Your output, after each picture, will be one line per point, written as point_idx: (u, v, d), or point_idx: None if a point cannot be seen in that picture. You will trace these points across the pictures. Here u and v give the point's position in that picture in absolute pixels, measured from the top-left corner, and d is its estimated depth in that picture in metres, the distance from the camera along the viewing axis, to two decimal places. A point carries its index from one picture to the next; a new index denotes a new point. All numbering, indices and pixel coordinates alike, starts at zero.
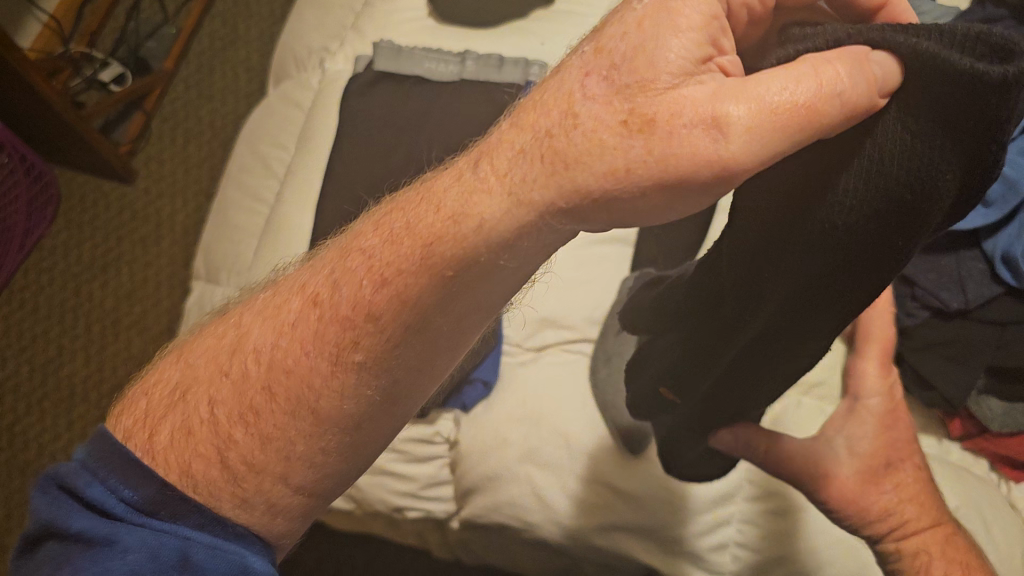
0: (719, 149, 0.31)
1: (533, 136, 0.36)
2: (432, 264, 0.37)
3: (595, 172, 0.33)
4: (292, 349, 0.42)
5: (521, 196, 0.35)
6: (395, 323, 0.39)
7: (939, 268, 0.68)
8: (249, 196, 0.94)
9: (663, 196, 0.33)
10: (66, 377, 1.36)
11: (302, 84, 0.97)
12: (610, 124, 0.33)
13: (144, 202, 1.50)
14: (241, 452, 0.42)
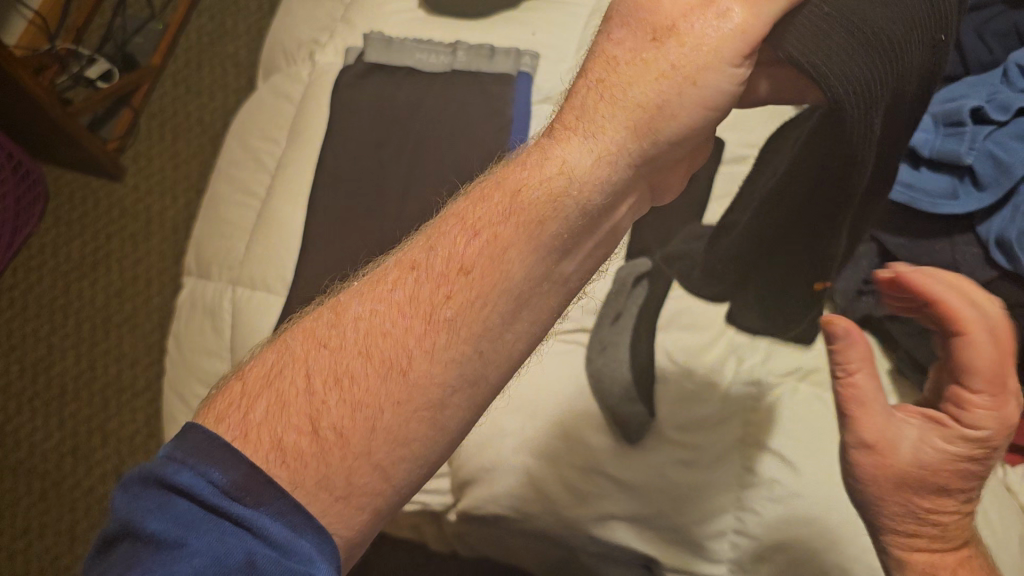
0: (730, 25, 0.39)
1: (594, 91, 0.42)
2: (525, 208, 0.41)
3: (647, 84, 0.40)
4: (386, 312, 0.40)
5: (597, 133, 0.41)
6: (487, 275, 0.40)
7: (933, 253, 0.67)
8: (239, 190, 0.93)
9: (717, 76, 0.40)
10: (56, 375, 1.36)
11: (292, 77, 0.96)
12: (644, 47, 0.41)
13: (133, 199, 1.50)
14: (332, 418, 0.38)
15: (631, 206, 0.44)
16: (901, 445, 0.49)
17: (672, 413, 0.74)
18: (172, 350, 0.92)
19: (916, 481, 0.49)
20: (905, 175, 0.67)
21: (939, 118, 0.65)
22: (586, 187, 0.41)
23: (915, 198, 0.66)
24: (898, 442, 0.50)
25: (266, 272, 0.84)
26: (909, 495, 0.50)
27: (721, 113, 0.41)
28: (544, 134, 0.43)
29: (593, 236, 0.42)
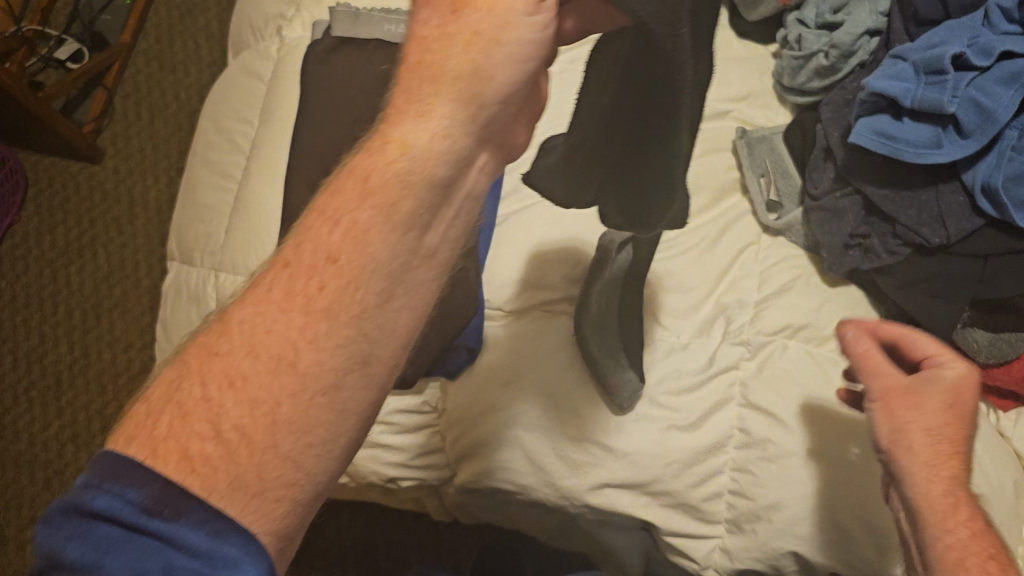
0: None
1: (415, 63, 0.35)
2: (373, 190, 0.35)
3: (454, 53, 0.34)
4: (268, 312, 0.34)
5: (422, 110, 0.35)
6: (355, 265, 0.34)
7: (919, 204, 0.66)
8: (216, 173, 0.91)
9: (519, 29, 0.34)
10: (50, 364, 1.36)
11: (261, 55, 0.93)
12: (443, 13, 0.35)
13: (114, 181, 1.48)
14: (234, 420, 0.33)
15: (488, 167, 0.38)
16: (924, 389, 0.60)
17: (661, 378, 0.73)
18: (161, 339, 0.92)
19: (929, 409, 0.59)
20: (887, 126, 0.65)
21: (921, 67, 0.63)
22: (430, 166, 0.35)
23: (898, 148, 0.64)
24: (922, 389, 0.60)
25: (248, 258, 0.83)
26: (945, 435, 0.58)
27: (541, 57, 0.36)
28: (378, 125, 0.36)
29: (454, 205, 0.36)
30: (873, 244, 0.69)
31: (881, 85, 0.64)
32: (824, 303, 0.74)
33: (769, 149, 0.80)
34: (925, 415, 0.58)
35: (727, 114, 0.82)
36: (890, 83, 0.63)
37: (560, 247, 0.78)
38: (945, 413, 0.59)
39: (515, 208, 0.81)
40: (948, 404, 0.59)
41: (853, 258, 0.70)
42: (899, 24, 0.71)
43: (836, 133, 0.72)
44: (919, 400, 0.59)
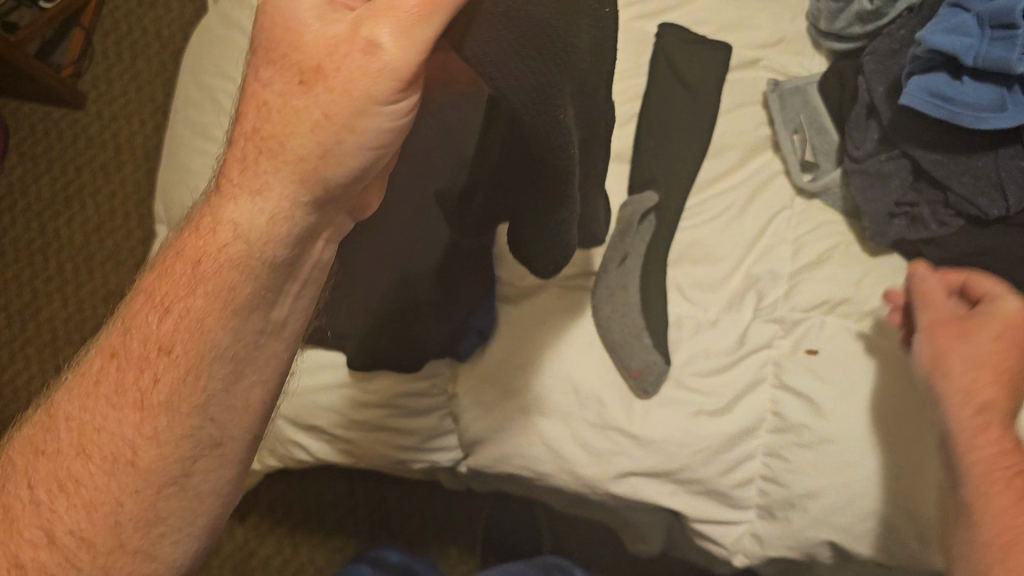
0: (378, 60, 0.37)
1: (248, 139, 0.41)
2: (216, 278, 0.42)
3: (301, 134, 0.39)
4: (110, 409, 0.41)
5: (260, 189, 0.41)
6: (191, 353, 0.42)
7: (974, 171, 0.60)
8: (199, 135, 0.84)
9: (368, 117, 0.39)
10: (45, 321, 1.32)
11: (243, 3, 0.85)
12: (293, 90, 0.39)
13: (99, 126, 1.40)
14: (67, 525, 0.40)
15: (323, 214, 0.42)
16: (949, 371, 0.56)
17: (688, 359, 0.68)
18: None
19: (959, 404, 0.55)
20: (943, 87, 0.58)
21: (985, 17, 0.55)
22: (261, 242, 0.42)
23: (955, 112, 0.57)
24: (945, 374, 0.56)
25: None
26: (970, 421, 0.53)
27: (387, 142, 0.40)
28: (213, 195, 0.43)
29: (298, 280, 0.44)
30: (922, 214, 0.63)
31: (936, 41, 0.57)
32: (866, 274, 0.68)
33: (802, 102, 0.72)
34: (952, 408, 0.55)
35: (756, 62, 0.75)
36: (949, 39, 0.56)
37: None
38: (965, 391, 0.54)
39: None
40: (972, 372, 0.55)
41: (899, 228, 0.64)
42: None
43: (881, 88, 0.65)
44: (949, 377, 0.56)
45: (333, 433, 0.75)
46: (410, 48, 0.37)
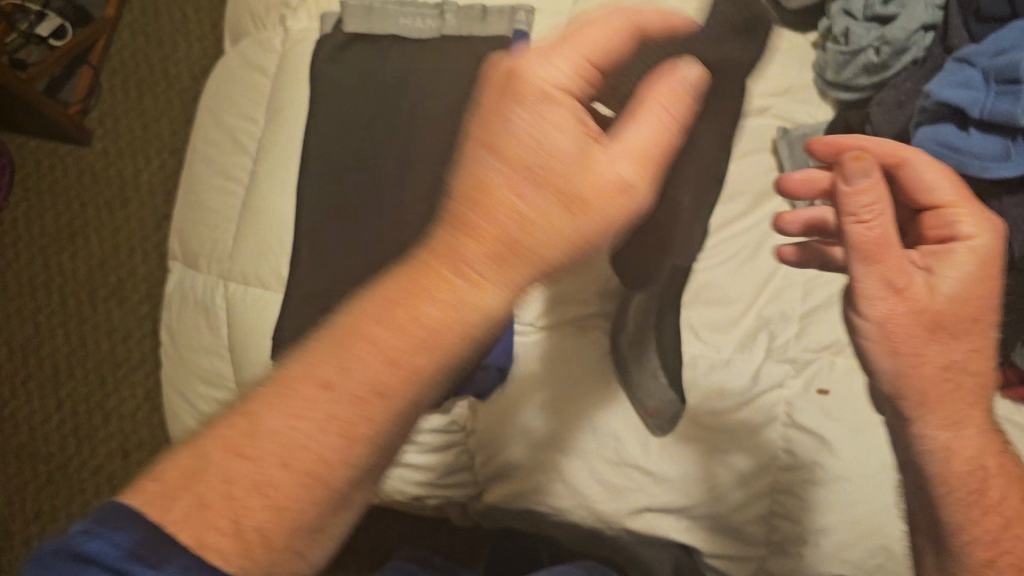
0: (626, 183, 0.37)
1: (473, 250, 0.36)
2: (394, 381, 0.35)
3: (555, 248, 0.36)
4: (303, 427, 0.34)
5: (486, 292, 0.36)
6: (380, 425, 0.35)
7: None
8: (219, 174, 0.86)
9: (608, 232, 0.37)
10: (47, 355, 1.32)
11: (263, 47, 0.87)
12: (548, 203, 0.36)
13: (105, 162, 1.41)
14: (255, 563, 0.33)
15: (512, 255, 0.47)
16: (941, 285, 0.47)
17: (703, 398, 0.70)
18: (167, 344, 0.89)
19: (954, 329, 0.47)
20: (952, 137, 0.60)
21: (991, 74, 0.58)
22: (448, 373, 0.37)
23: (963, 162, 0.60)
24: (939, 286, 0.47)
25: (262, 268, 0.79)
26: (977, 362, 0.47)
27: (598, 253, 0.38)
28: (381, 299, 0.36)
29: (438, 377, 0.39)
30: None
31: (946, 94, 0.60)
32: None
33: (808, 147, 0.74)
34: (942, 326, 0.46)
35: (767, 109, 0.78)
36: (958, 92, 0.59)
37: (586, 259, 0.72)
38: (972, 322, 0.47)
39: None
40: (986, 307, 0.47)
41: None
42: (957, 19, 0.66)
43: (889, 138, 0.67)
44: (948, 291, 0.47)
45: None
46: (647, 170, 0.37)
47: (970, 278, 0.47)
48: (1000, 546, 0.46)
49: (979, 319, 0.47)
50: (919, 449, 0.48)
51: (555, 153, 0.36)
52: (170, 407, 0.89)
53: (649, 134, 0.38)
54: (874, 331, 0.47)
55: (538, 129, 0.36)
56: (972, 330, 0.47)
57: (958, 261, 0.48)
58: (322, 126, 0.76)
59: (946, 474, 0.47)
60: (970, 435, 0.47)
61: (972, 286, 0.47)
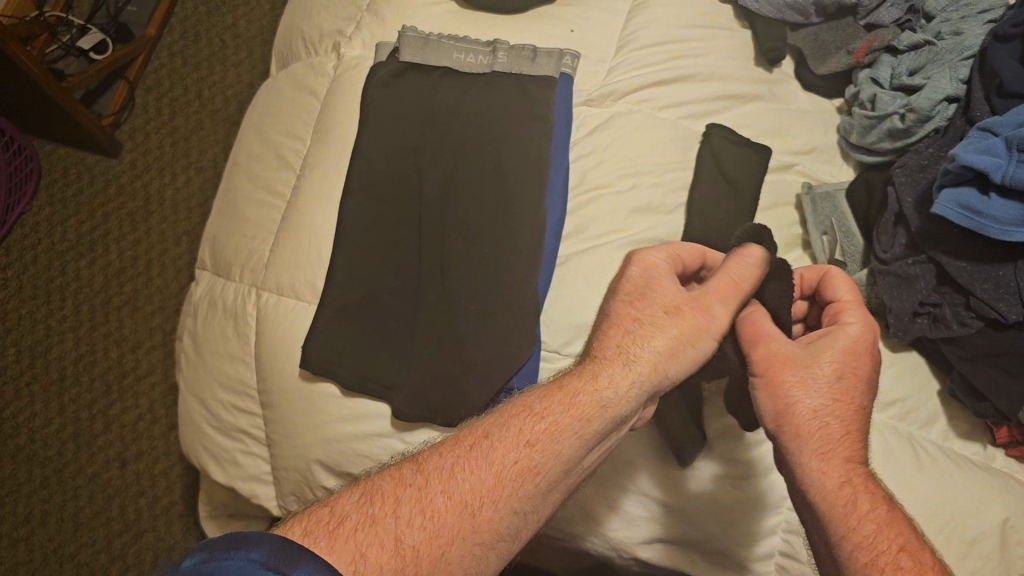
0: (715, 313, 0.58)
1: (607, 349, 0.58)
2: (563, 429, 0.53)
3: (668, 339, 0.57)
4: (467, 464, 0.50)
5: (630, 367, 0.56)
6: (546, 457, 0.52)
7: (996, 278, 0.65)
8: (262, 189, 0.89)
9: (705, 344, 0.58)
10: (54, 360, 1.27)
11: (317, 71, 0.90)
12: (661, 318, 0.58)
13: (131, 175, 1.37)
14: (412, 536, 0.45)
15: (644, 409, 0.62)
16: (814, 351, 0.57)
17: (721, 430, 0.72)
18: (190, 350, 0.91)
19: (818, 383, 0.56)
20: (974, 200, 0.64)
21: (1013, 143, 0.62)
22: (593, 441, 0.54)
23: (983, 224, 0.63)
24: (815, 354, 0.57)
25: (294, 279, 0.81)
26: (838, 412, 0.55)
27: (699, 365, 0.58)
28: (556, 385, 0.56)
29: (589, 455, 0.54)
30: (944, 314, 0.68)
31: (970, 159, 0.63)
32: (885, 366, 0.74)
33: (832, 206, 0.77)
34: (808, 379, 0.56)
35: (791, 166, 0.80)
36: (980, 158, 0.62)
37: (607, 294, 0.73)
38: (834, 380, 0.56)
39: (577, 249, 0.77)
40: (855, 377, 0.57)
41: (922, 326, 0.69)
42: (980, 93, 0.70)
43: (909, 200, 0.71)
44: (814, 359, 0.57)
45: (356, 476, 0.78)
46: (729, 296, 0.59)
47: (841, 350, 0.57)
48: (877, 547, 0.48)
49: (844, 377, 0.56)
50: (798, 476, 0.53)
51: (665, 288, 0.60)
52: (187, 410, 0.91)
53: (723, 282, 0.60)
54: (762, 382, 0.57)
55: (648, 281, 0.61)
56: (835, 383, 0.56)
57: (838, 336, 0.58)
58: (369, 146, 0.80)
59: (821, 498, 0.51)
60: (838, 464, 0.52)
61: (840, 354, 0.57)
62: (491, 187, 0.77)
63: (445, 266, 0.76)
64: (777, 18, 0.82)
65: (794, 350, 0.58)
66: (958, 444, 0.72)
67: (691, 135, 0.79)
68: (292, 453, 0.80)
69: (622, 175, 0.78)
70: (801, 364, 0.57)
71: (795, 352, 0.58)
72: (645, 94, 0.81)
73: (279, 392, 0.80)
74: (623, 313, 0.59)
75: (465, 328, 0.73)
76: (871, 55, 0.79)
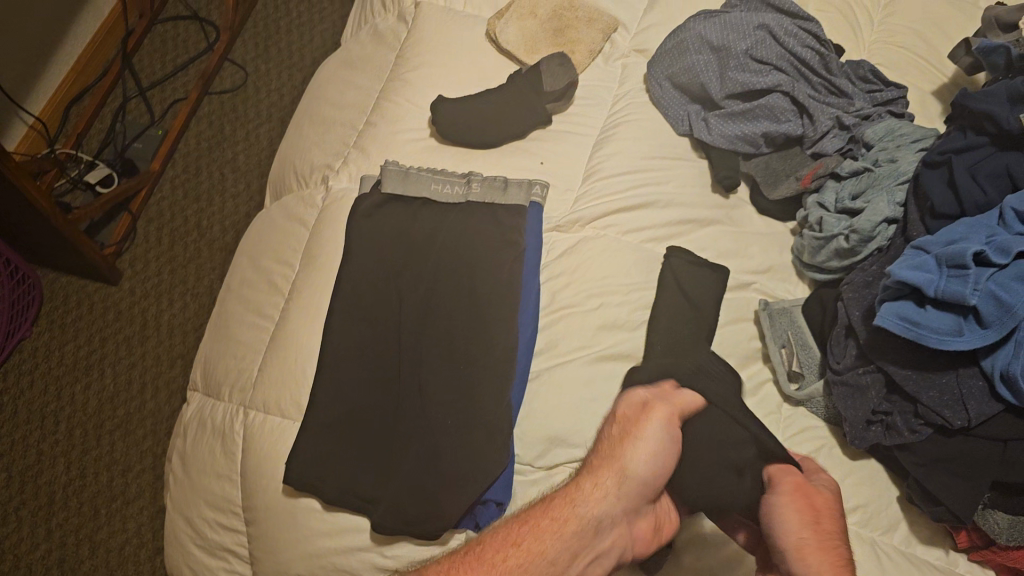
0: (659, 430, 0.72)
1: (587, 477, 0.70)
2: (550, 531, 0.67)
3: (622, 449, 0.71)
4: (478, 562, 0.64)
5: (598, 480, 0.70)
6: (537, 551, 0.66)
7: (939, 385, 0.69)
8: (253, 311, 0.94)
9: (653, 443, 0.71)
10: (44, 484, 1.28)
11: (306, 202, 0.97)
12: (616, 433, 0.73)
13: (130, 303, 1.42)
14: None
15: (642, 528, 0.72)
16: (798, 498, 0.71)
17: None
18: (179, 468, 0.94)
19: (809, 513, 0.70)
20: (911, 313, 0.69)
21: (943, 259, 0.67)
22: (573, 540, 0.67)
23: (922, 334, 0.68)
24: (803, 504, 0.70)
25: (280, 398, 0.85)
26: (819, 531, 0.69)
27: (658, 464, 0.72)
28: (550, 499, 0.69)
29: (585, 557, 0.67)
30: (895, 422, 0.72)
31: (905, 274, 0.68)
32: (845, 474, 0.76)
33: (789, 320, 0.82)
34: (802, 513, 0.70)
35: (750, 284, 0.85)
36: (914, 274, 0.68)
37: (580, 407, 0.78)
38: (817, 516, 0.69)
39: (548, 364, 0.81)
40: (828, 513, 0.71)
41: (876, 433, 0.73)
42: (915, 215, 0.76)
43: (857, 313, 0.75)
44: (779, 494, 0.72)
45: None
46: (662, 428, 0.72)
47: (816, 495, 0.71)
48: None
49: (821, 508, 0.70)
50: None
51: (629, 420, 0.73)
52: (174, 528, 0.92)
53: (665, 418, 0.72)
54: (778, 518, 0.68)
55: (628, 416, 0.73)
56: (817, 511, 0.70)
57: (809, 487, 0.72)
58: (354, 271, 0.85)
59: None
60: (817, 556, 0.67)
61: (809, 504, 0.70)
62: (466, 307, 0.82)
63: (423, 383, 0.79)
64: (730, 150, 0.89)
65: (791, 502, 0.71)
66: (921, 548, 0.75)
67: (652, 258, 0.85)
68: (274, 571, 0.81)
69: (589, 294, 0.83)
70: (791, 508, 0.70)
71: (801, 512, 0.70)
72: (611, 219, 0.87)
73: (263, 509, 0.82)
74: (616, 419, 0.74)
75: (443, 441, 0.77)
76: (817, 180, 0.86)
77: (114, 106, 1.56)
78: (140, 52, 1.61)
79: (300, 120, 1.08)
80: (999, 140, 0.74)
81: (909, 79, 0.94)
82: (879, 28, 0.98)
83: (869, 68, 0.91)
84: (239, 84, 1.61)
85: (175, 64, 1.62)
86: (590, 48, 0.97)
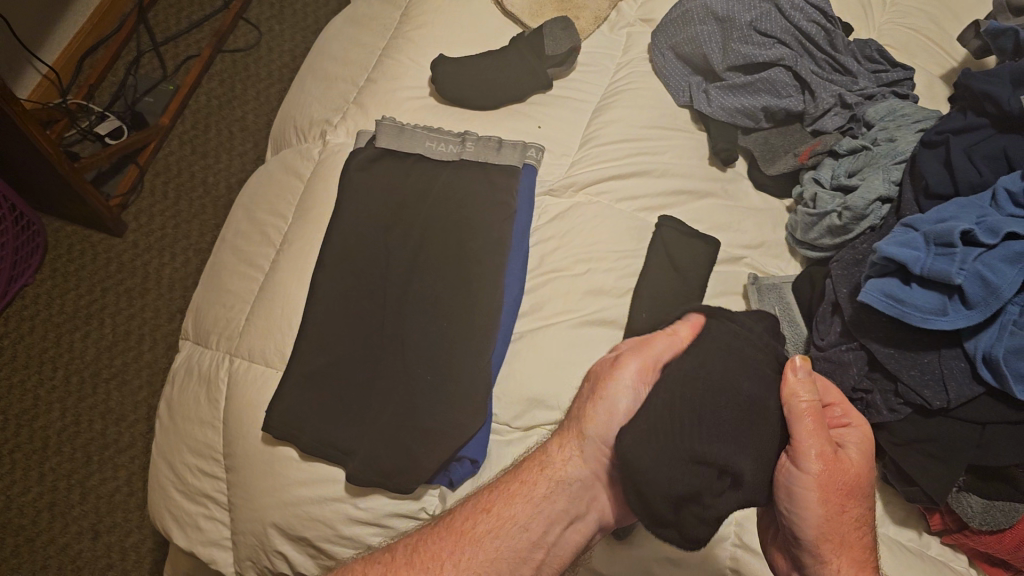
0: (635, 370, 0.65)
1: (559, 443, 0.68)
2: (516, 503, 0.66)
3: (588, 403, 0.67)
4: (456, 534, 0.65)
5: (563, 446, 0.68)
6: (505, 521, 0.65)
7: (921, 365, 0.68)
8: (244, 262, 0.94)
9: (626, 393, 0.65)
10: (38, 428, 1.29)
11: (303, 155, 0.97)
12: (586, 389, 0.69)
13: (132, 255, 1.42)
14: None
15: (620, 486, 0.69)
16: (803, 463, 0.61)
17: None
18: (164, 414, 0.94)
19: (824, 483, 0.61)
20: (896, 290, 0.68)
21: (931, 237, 0.67)
22: (542, 504, 0.66)
23: (905, 312, 0.67)
24: (806, 471, 0.61)
25: (265, 347, 0.85)
26: (834, 502, 0.61)
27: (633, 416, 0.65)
28: (511, 476, 0.68)
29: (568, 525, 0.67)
30: (874, 400, 0.71)
31: (892, 251, 0.68)
32: None
33: (778, 295, 0.81)
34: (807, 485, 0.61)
35: (741, 258, 0.85)
36: (902, 250, 0.67)
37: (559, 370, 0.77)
38: (829, 485, 0.61)
39: (531, 327, 0.81)
40: (841, 476, 0.62)
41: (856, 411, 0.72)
42: (910, 195, 0.76)
43: (844, 290, 0.75)
44: (760, 468, 0.60)
45: (314, 542, 0.79)
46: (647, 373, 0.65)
47: (818, 456, 0.61)
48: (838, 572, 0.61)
49: (835, 470, 0.61)
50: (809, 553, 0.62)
51: (601, 366, 0.69)
52: (155, 473, 0.93)
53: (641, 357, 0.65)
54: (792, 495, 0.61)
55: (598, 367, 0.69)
56: (827, 477, 0.61)
57: (809, 446, 0.61)
58: (344, 225, 0.85)
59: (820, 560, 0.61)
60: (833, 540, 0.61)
61: (831, 483, 0.61)
62: (455, 266, 0.82)
63: (406, 338, 0.79)
64: (730, 122, 0.88)
65: (795, 469, 0.61)
66: (894, 528, 0.74)
67: (643, 227, 0.84)
68: (249, 518, 0.81)
69: (579, 259, 0.82)
70: (793, 475, 0.62)
71: (801, 478, 0.61)
72: (604, 186, 0.86)
73: (242, 456, 0.83)
74: (599, 370, 0.68)
75: (422, 397, 0.77)
76: (814, 158, 0.85)
77: (127, 59, 1.56)
78: (155, 6, 1.61)
79: (303, 76, 1.08)
80: (1000, 123, 0.73)
81: (914, 61, 0.93)
82: (889, 9, 0.97)
83: (875, 48, 0.90)
84: (253, 43, 1.61)
85: (189, 21, 1.61)
86: (596, 15, 0.97)
